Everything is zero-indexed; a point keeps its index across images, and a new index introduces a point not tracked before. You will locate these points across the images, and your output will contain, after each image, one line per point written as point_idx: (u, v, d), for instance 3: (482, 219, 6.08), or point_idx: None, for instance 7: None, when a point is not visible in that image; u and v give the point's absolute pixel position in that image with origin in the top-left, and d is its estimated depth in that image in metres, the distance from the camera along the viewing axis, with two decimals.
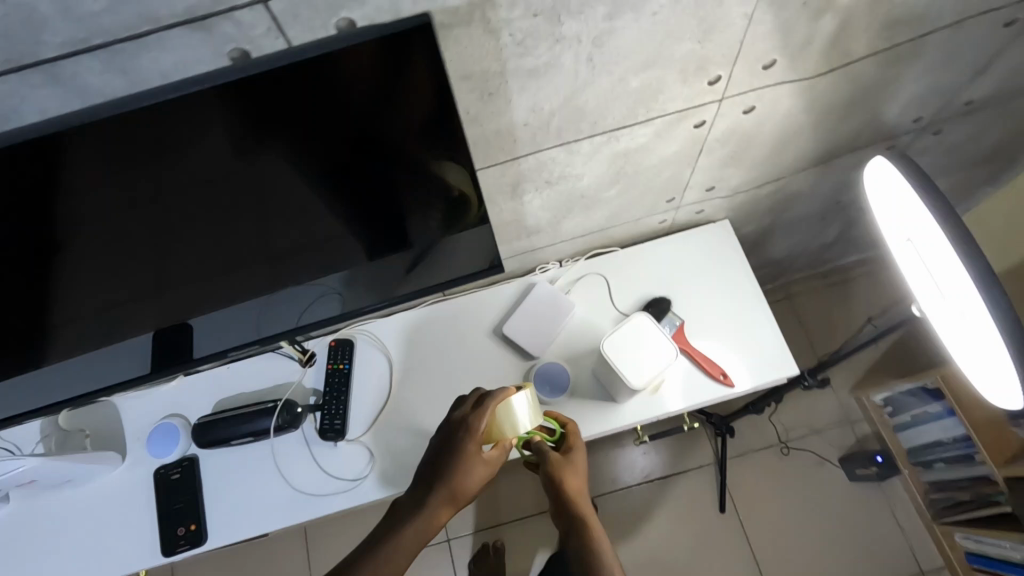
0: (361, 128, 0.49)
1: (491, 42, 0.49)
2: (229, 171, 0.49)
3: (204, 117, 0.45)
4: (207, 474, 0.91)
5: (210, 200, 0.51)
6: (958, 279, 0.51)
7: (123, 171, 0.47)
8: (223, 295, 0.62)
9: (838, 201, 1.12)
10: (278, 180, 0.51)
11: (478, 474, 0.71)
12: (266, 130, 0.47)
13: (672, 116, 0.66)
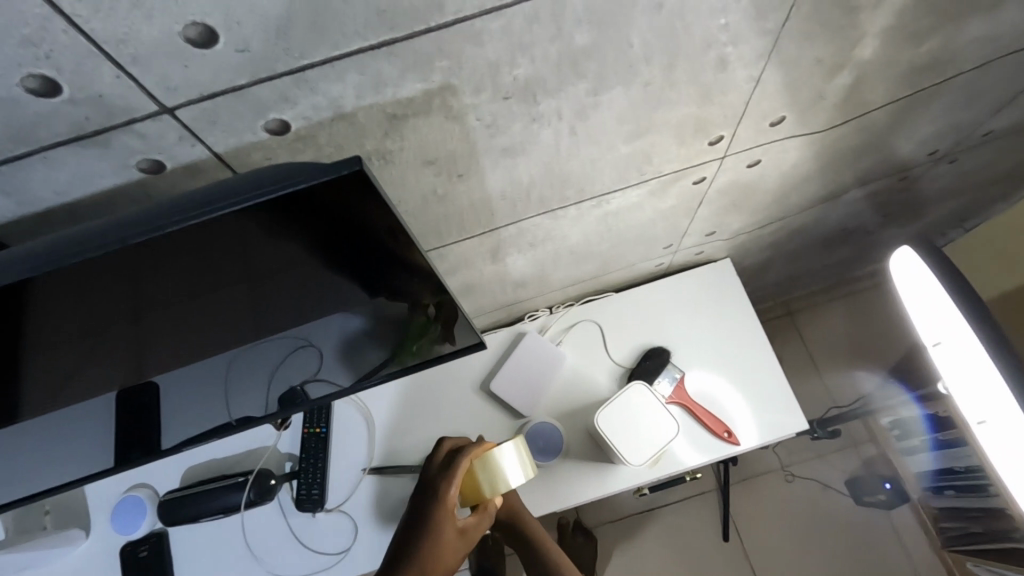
0: (362, 244, 0.40)
1: (456, 128, 0.42)
2: (214, 283, 0.40)
3: (194, 246, 0.34)
4: (177, 550, 0.85)
5: (187, 303, 0.42)
6: (988, 381, 0.44)
7: (88, 294, 0.36)
8: (188, 366, 0.55)
9: (844, 228, 1.05)
10: (264, 284, 0.42)
11: (459, 546, 0.66)
12: (258, 251, 0.37)
13: (668, 175, 0.60)
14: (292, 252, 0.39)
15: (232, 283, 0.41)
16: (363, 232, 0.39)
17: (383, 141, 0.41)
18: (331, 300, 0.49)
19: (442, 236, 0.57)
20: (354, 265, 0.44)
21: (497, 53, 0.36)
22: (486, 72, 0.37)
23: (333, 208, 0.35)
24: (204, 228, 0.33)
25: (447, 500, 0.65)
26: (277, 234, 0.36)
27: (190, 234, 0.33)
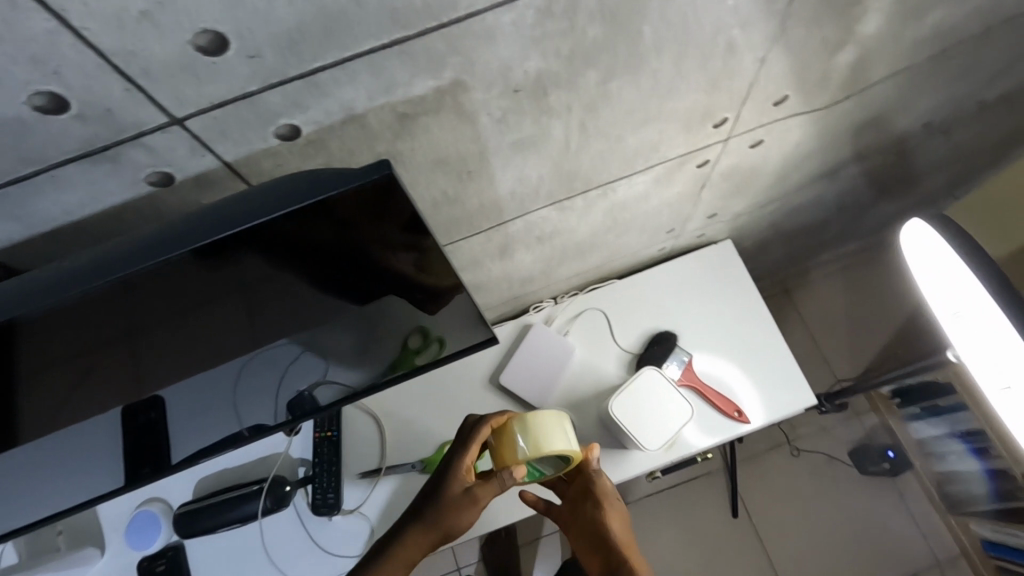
0: (354, 257, 0.42)
1: (467, 125, 0.41)
2: (210, 309, 0.41)
3: (185, 276, 0.36)
4: (195, 562, 0.85)
5: (188, 331, 0.44)
6: (1010, 348, 0.44)
7: (90, 328, 0.38)
8: (200, 393, 0.56)
9: (841, 203, 1.06)
10: (262, 306, 0.44)
11: (462, 514, 0.66)
12: (250, 274, 0.39)
13: (674, 161, 0.59)
14: (285, 263, 0.39)
15: (234, 299, 0.42)
16: (354, 244, 0.40)
17: (394, 142, 0.40)
18: (332, 310, 0.49)
19: (450, 235, 0.56)
20: (350, 281, 0.45)
21: (508, 49, 0.36)
22: (498, 67, 0.37)
23: (318, 225, 0.37)
24: (198, 254, 0.35)
25: (460, 465, 0.67)
26: (270, 254, 0.37)
27: (179, 264, 0.35)
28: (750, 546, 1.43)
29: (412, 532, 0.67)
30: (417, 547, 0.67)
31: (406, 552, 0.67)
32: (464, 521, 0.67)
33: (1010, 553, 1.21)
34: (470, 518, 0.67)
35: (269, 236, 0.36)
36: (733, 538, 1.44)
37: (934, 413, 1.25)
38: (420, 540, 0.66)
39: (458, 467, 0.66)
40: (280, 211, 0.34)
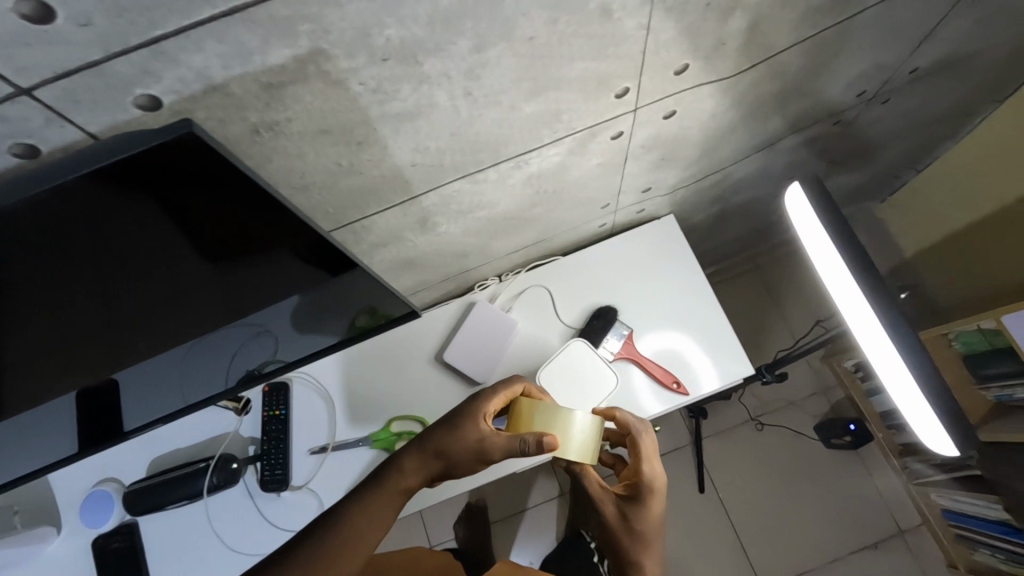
0: (218, 216, 0.43)
1: (340, 94, 0.42)
2: (83, 266, 0.43)
3: (40, 224, 0.37)
4: (148, 540, 0.87)
5: (67, 293, 0.45)
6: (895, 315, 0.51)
7: None
8: (106, 362, 0.58)
9: (790, 177, 1.06)
10: (139, 266, 0.45)
11: (469, 454, 0.75)
12: (112, 227, 0.40)
13: (585, 132, 0.60)
14: (153, 232, 0.42)
15: (107, 259, 0.43)
16: (214, 200, 0.41)
17: (267, 113, 0.41)
18: (219, 277, 0.50)
19: (362, 208, 0.58)
20: (226, 243, 0.46)
21: (361, 16, 0.36)
22: (357, 35, 0.37)
23: (166, 174, 0.38)
24: (45, 201, 0.36)
25: (478, 409, 0.76)
26: (125, 205, 0.39)
27: (31, 214, 0.36)
28: (718, 520, 1.46)
29: (412, 458, 0.77)
30: (416, 476, 0.77)
31: (404, 480, 0.77)
32: (467, 461, 0.75)
33: (969, 521, 1.21)
34: (472, 463, 0.76)
35: (118, 186, 0.37)
36: (701, 512, 1.46)
37: None
38: (427, 466, 0.77)
39: (478, 410, 0.76)
40: (117, 157, 0.35)
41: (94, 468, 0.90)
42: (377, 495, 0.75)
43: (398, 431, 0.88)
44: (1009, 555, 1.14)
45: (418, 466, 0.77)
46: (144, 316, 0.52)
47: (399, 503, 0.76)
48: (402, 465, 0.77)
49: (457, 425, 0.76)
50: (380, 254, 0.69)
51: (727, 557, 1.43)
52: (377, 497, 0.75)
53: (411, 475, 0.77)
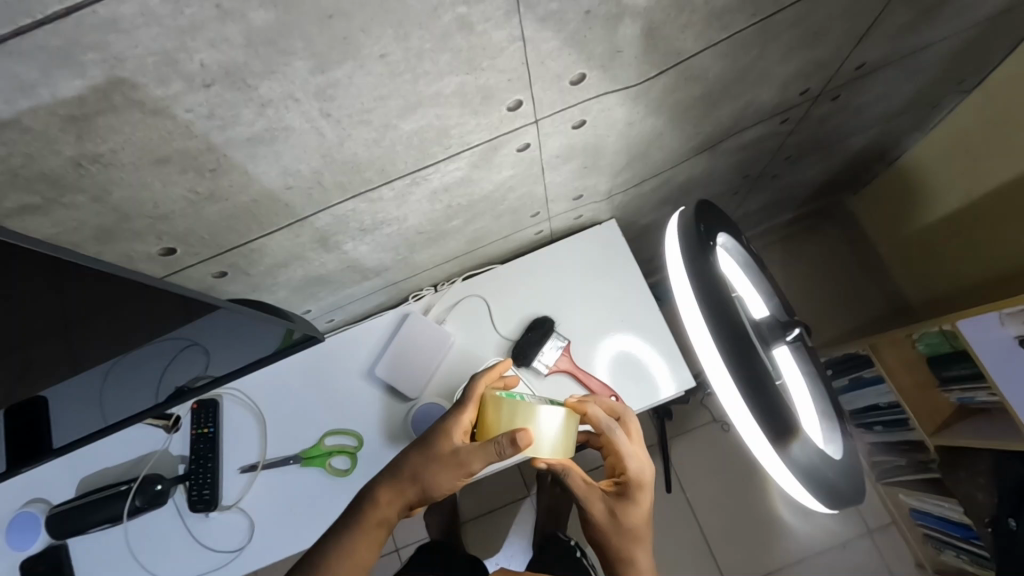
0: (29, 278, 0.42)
1: (166, 122, 0.38)
2: None
3: None
4: (75, 565, 0.83)
5: None
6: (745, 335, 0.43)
7: None
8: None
9: (744, 175, 1.02)
10: None
11: (450, 471, 0.63)
12: None
13: (483, 146, 0.56)
14: None
15: None
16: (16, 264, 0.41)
17: (84, 145, 0.37)
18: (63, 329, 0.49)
19: (245, 232, 0.54)
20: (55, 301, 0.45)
21: (159, 41, 0.32)
22: (161, 61, 0.34)
23: None
24: None
25: (452, 423, 0.67)
26: None
27: None
28: (683, 521, 1.37)
29: (385, 490, 0.65)
30: (394, 509, 0.65)
31: (381, 513, 0.64)
32: (447, 482, 0.64)
33: (936, 523, 1.16)
34: (453, 480, 0.64)
35: None
36: (667, 514, 1.37)
37: (858, 386, 1.21)
38: (403, 492, 0.65)
39: (453, 421, 0.67)
40: None
41: (17, 491, 0.86)
42: (352, 536, 0.62)
43: (329, 448, 0.84)
44: (973, 557, 1.09)
45: (393, 498, 0.65)
46: (48, 343, 0.51)
47: (379, 539, 0.63)
48: (375, 498, 0.65)
49: (430, 441, 0.66)
50: (283, 273, 0.65)
51: (692, 560, 1.34)
52: (355, 541, 0.62)
53: (389, 508, 0.64)
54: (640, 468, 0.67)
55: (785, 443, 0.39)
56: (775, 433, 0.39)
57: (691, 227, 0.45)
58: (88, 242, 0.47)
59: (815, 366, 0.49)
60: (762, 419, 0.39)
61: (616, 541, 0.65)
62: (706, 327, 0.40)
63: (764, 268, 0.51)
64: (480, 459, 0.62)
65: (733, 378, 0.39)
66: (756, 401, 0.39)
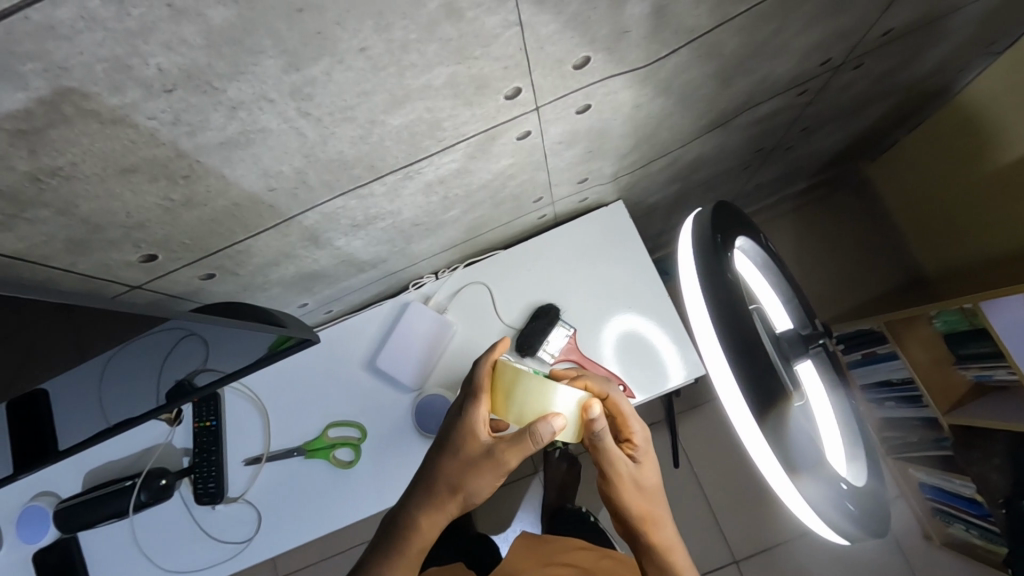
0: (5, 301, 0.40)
1: (126, 131, 0.35)
2: None
3: None
4: (87, 555, 0.84)
5: None
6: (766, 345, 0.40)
7: None
8: None
9: (758, 149, 0.97)
10: None
11: (486, 475, 0.58)
12: None
13: (479, 136, 0.52)
14: None
15: None
16: None
17: (38, 159, 0.34)
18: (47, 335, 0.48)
19: (230, 234, 0.51)
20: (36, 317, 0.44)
21: (105, 46, 0.29)
22: (112, 67, 0.30)
23: None
24: None
25: (476, 423, 0.58)
26: None
27: None
28: (689, 495, 1.34)
29: (425, 512, 0.59)
30: (436, 529, 0.59)
31: (425, 537, 0.58)
32: (485, 487, 0.58)
33: (944, 497, 1.14)
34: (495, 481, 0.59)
35: None
36: (675, 486, 1.34)
37: (871, 360, 1.18)
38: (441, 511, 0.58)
39: (479, 421, 0.58)
40: None
41: (26, 484, 0.86)
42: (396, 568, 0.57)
43: (333, 440, 0.83)
44: (984, 532, 1.08)
45: (431, 515, 0.59)
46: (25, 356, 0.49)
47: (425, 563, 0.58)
48: (412, 521, 0.58)
49: (458, 447, 0.59)
50: (275, 271, 0.63)
51: (697, 535, 1.30)
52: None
53: (429, 530, 0.58)
54: (643, 433, 0.62)
55: (803, 472, 0.36)
56: (792, 465, 0.36)
57: (705, 234, 0.41)
58: (60, 253, 0.45)
59: (836, 375, 0.47)
60: (779, 452, 0.36)
61: (639, 502, 0.61)
62: (720, 346, 0.37)
63: (784, 272, 0.48)
64: (517, 454, 0.56)
65: (746, 401, 0.37)
66: (771, 427, 0.36)
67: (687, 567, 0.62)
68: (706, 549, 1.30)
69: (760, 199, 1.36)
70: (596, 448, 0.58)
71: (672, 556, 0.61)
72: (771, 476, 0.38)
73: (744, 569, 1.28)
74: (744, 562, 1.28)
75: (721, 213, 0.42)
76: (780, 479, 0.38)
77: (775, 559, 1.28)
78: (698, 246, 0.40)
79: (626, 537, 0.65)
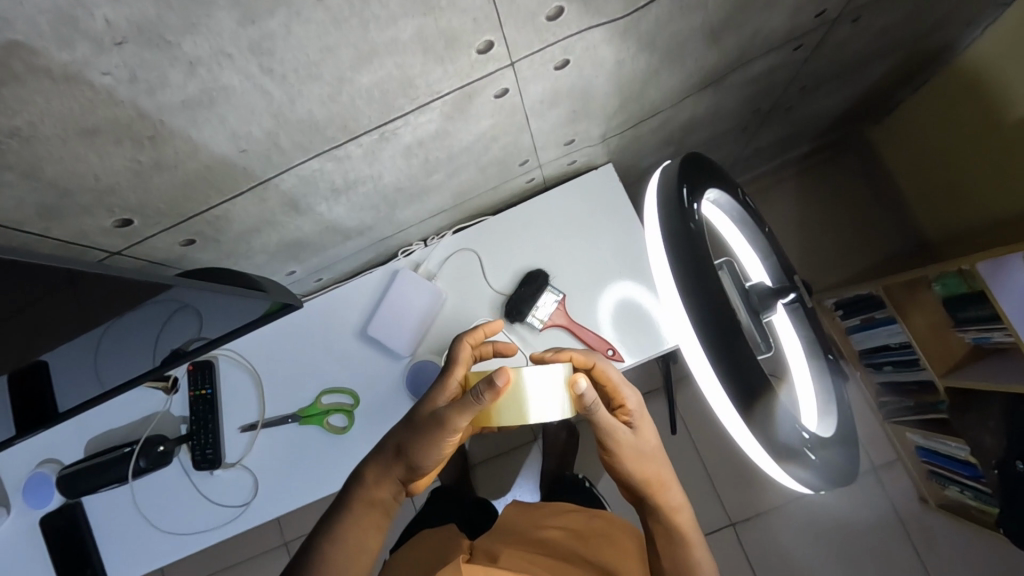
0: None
1: (81, 89, 0.34)
2: None
3: None
4: (94, 519, 0.86)
5: None
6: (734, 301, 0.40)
7: None
8: None
9: (754, 110, 0.94)
10: None
11: (433, 438, 0.58)
12: None
13: (455, 94, 0.51)
14: None
15: None
16: None
17: None
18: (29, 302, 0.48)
19: (207, 199, 0.51)
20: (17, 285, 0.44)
21: None
22: (57, 20, 0.29)
23: None
24: None
25: (435, 394, 0.62)
26: None
27: None
28: (687, 462, 1.31)
29: (374, 471, 0.62)
30: (385, 489, 0.62)
31: (374, 494, 0.62)
32: (433, 451, 0.59)
33: (939, 460, 1.14)
34: (442, 444, 0.58)
35: None
36: (671, 453, 1.32)
37: (869, 326, 1.16)
38: (390, 471, 0.62)
39: (436, 391, 0.62)
40: None
41: (31, 452, 0.88)
42: (343, 520, 0.60)
43: (327, 407, 0.83)
44: (978, 494, 1.08)
45: (382, 475, 0.62)
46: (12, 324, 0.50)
47: (375, 522, 0.61)
48: (363, 479, 0.62)
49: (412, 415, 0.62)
50: (257, 238, 0.63)
51: (694, 501, 1.29)
52: (345, 526, 0.60)
53: (381, 490, 0.62)
54: (636, 397, 0.61)
55: (761, 422, 0.36)
56: (749, 412, 0.36)
57: (672, 187, 0.40)
58: (33, 218, 0.45)
59: (815, 330, 0.46)
60: (757, 433, 0.36)
61: (645, 469, 0.60)
62: (678, 295, 0.37)
63: (764, 228, 0.47)
64: (465, 417, 0.54)
65: (703, 349, 0.36)
66: (728, 373, 0.36)
67: (692, 525, 0.64)
68: (701, 513, 1.28)
69: (759, 163, 1.34)
70: (595, 420, 0.57)
71: (677, 516, 0.63)
72: (731, 428, 0.38)
73: (739, 532, 1.27)
74: (740, 527, 1.27)
75: (690, 166, 0.41)
76: (739, 431, 0.37)
77: (770, 523, 1.27)
78: (663, 200, 0.40)
79: (633, 501, 0.65)
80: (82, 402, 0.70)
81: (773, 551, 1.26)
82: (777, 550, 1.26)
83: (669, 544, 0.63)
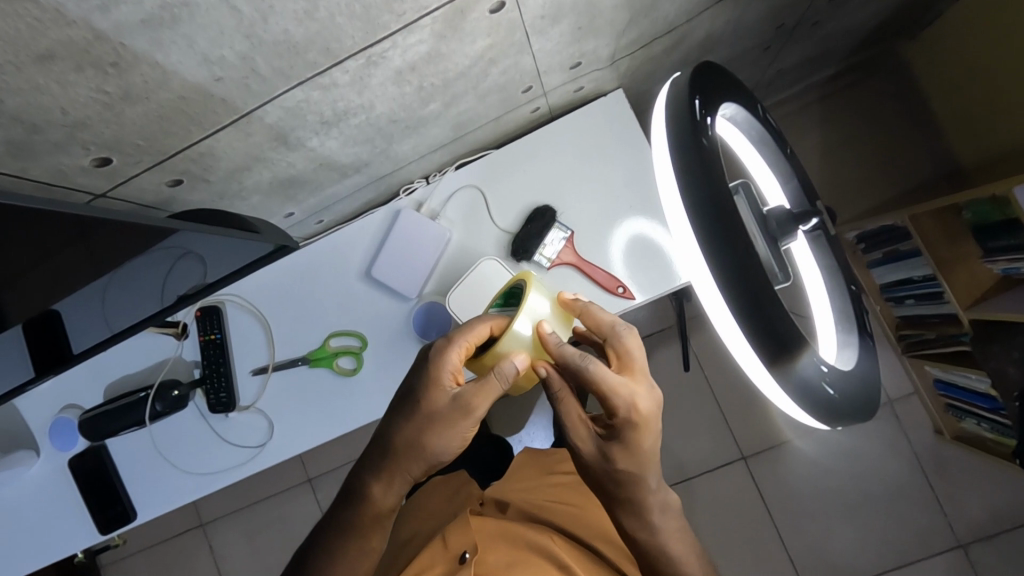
0: None
1: (25, 6, 0.31)
2: None
3: None
4: (120, 461, 0.89)
5: None
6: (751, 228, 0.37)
7: None
8: None
9: (778, 25, 0.87)
10: None
11: (441, 431, 0.57)
12: None
13: (446, 9, 0.46)
14: None
15: None
16: None
17: None
18: None
19: (189, 134, 0.48)
20: None
21: None
22: None
23: None
24: None
25: (441, 371, 0.57)
26: None
27: None
28: (701, 399, 1.31)
29: (376, 484, 0.61)
30: (391, 498, 0.61)
31: (375, 509, 0.61)
32: (447, 439, 0.58)
33: (957, 393, 1.11)
34: (456, 433, 0.58)
35: None
36: (683, 390, 1.32)
37: (892, 259, 1.12)
38: (393, 474, 0.60)
39: (438, 372, 0.57)
40: None
41: (55, 396, 0.90)
42: (349, 542, 0.61)
43: (335, 349, 0.83)
44: (994, 425, 1.07)
45: (389, 485, 0.61)
46: None
47: (380, 529, 0.62)
48: (370, 493, 0.61)
49: (416, 402, 0.58)
50: (248, 176, 0.60)
51: (705, 435, 1.30)
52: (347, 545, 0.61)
53: (387, 499, 0.61)
54: (646, 407, 0.52)
55: (763, 338, 0.34)
56: (756, 334, 0.34)
57: (682, 99, 0.36)
58: (5, 158, 0.43)
59: (837, 258, 0.45)
60: (762, 351, 0.34)
61: (597, 480, 0.57)
62: (683, 206, 0.34)
63: (784, 147, 0.44)
64: (486, 399, 0.56)
65: (708, 263, 0.34)
66: (731, 285, 0.33)
67: (677, 526, 0.59)
68: (712, 447, 1.30)
69: (779, 88, 1.26)
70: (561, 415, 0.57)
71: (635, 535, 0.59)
72: (738, 353, 0.37)
73: (751, 466, 1.28)
74: (752, 460, 1.28)
75: (704, 77, 0.37)
76: (746, 355, 0.36)
77: (784, 455, 1.27)
78: (671, 116, 0.36)
79: None
80: (90, 347, 0.70)
81: (786, 484, 1.27)
82: (790, 480, 1.27)
83: (640, 551, 0.60)
